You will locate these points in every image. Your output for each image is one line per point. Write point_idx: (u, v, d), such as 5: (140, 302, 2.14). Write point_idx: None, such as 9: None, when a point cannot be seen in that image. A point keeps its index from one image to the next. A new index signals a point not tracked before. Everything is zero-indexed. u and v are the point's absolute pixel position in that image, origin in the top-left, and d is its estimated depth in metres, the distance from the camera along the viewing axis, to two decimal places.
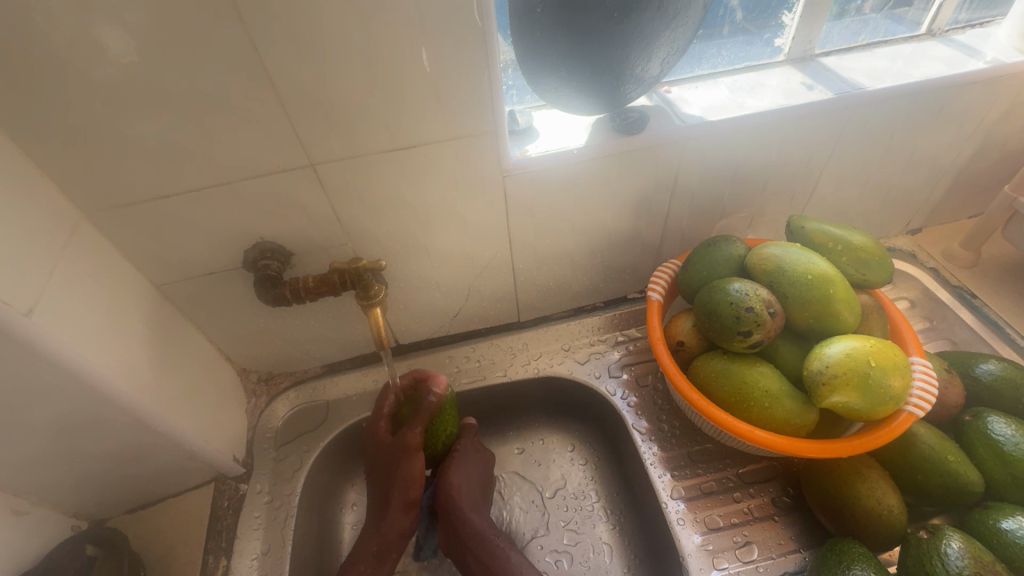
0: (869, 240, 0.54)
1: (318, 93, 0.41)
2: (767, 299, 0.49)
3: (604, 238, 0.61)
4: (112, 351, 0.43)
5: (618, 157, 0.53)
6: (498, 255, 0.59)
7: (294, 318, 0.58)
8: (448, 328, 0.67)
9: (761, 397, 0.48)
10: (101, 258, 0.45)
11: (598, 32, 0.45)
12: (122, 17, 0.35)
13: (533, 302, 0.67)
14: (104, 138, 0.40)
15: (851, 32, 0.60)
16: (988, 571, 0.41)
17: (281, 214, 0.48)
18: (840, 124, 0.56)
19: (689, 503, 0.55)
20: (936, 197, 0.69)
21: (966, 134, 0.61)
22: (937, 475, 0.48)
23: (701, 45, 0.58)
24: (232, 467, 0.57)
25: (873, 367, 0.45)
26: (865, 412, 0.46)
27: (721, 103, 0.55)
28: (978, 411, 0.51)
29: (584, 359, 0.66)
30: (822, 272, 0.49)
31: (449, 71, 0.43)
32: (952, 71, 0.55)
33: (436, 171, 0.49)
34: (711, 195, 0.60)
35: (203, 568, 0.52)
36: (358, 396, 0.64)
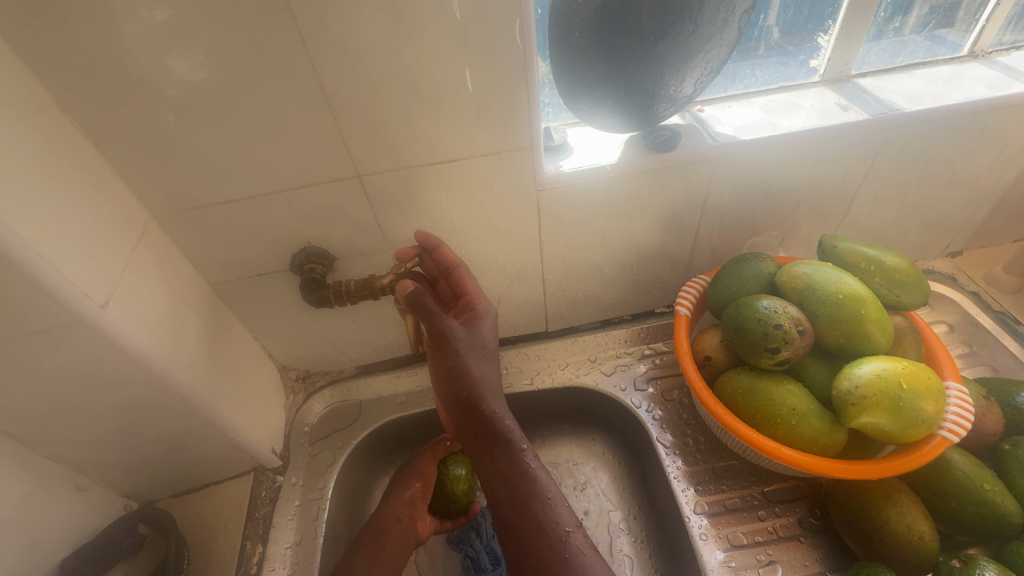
0: (906, 263, 0.53)
1: (368, 110, 0.44)
2: (796, 317, 0.49)
3: (634, 253, 0.62)
4: (171, 342, 0.46)
5: (651, 173, 0.54)
6: (530, 265, 0.61)
7: (333, 319, 0.62)
8: None
9: (787, 414, 0.48)
10: (166, 256, 0.49)
11: (632, 54, 0.47)
12: (198, 40, 0.39)
13: (561, 313, 0.68)
14: (175, 146, 0.44)
15: (888, 54, 0.59)
16: None
17: (327, 221, 0.52)
18: (875, 144, 0.56)
19: (712, 518, 0.54)
20: (977, 220, 0.68)
21: (1009, 156, 0.60)
22: (975, 505, 0.46)
23: (734, 65, 0.58)
24: (270, 459, 0.60)
25: (905, 389, 0.44)
26: (896, 434, 0.46)
27: (754, 122, 0.56)
28: (1019, 440, 0.50)
29: (610, 370, 0.67)
30: (854, 292, 0.49)
31: (489, 90, 0.45)
32: (994, 93, 0.55)
33: (473, 183, 0.51)
34: (742, 213, 0.60)
35: (240, 554, 0.55)
36: (390, 398, 0.67)
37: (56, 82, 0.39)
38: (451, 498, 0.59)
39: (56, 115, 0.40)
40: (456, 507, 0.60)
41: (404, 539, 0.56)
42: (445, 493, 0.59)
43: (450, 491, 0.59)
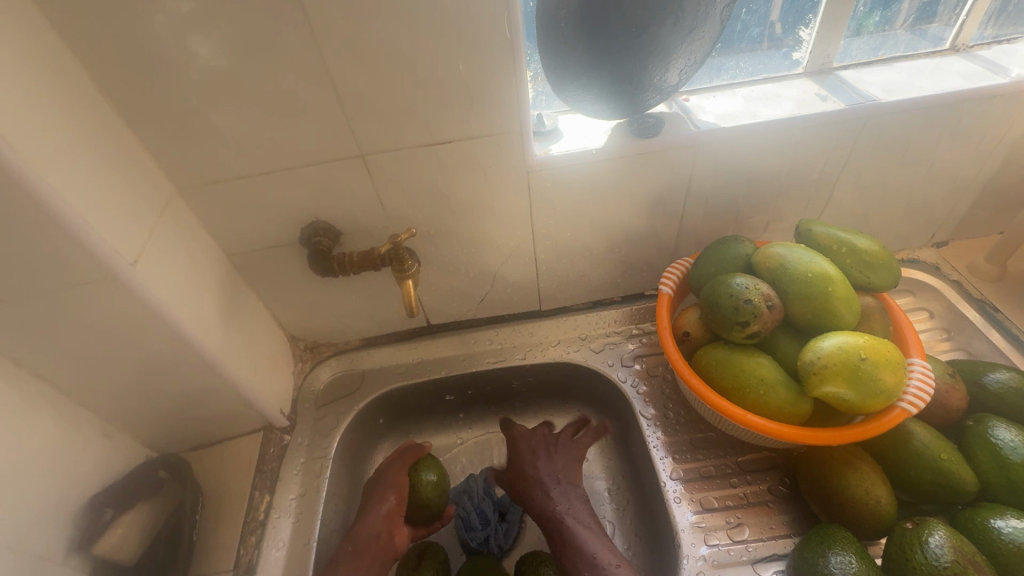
0: (879, 247, 0.56)
1: (370, 94, 0.49)
2: (766, 293, 0.52)
3: (622, 235, 0.66)
4: (191, 301, 0.51)
5: (636, 158, 0.57)
6: (522, 245, 0.65)
7: (339, 291, 0.66)
8: (474, 312, 0.73)
9: (755, 384, 0.52)
10: (187, 226, 0.54)
11: (615, 46, 0.51)
12: (218, 27, 0.43)
13: (553, 293, 0.72)
14: (196, 123, 0.48)
15: (870, 47, 0.62)
16: (967, 563, 0.43)
17: (333, 197, 0.56)
18: (852, 134, 0.58)
19: (686, 484, 0.58)
20: (961, 211, 0.70)
21: (988, 147, 0.62)
22: (931, 473, 0.49)
23: (719, 57, 0.61)
24: (279, 419, 0.65)
25: (865, 361, 0.47)
26: (857, 404, 0.48)
27: (735, 111, 0.59)
28: (982, 417, 0.52)
29: (599, 348, 0.71)
30: (823, 271, 0.52)
31: (482, 76, 0.49)
32: (969, 86, 0.57)
33: (467, 164, 0.55)
34: (725, 199, 0.63)
35: (249, 501, 0.60)
36: (391, 369, 0.72)
37: (94, 62, 0.44)
38: (424, 504, 0.58)
39: (92, 92, 0.45)
40: (432, 512, 0.59)
41: (381, 555, 0.55)
42: (418, 500, 0.58)
43: (422, 496, 0.58)
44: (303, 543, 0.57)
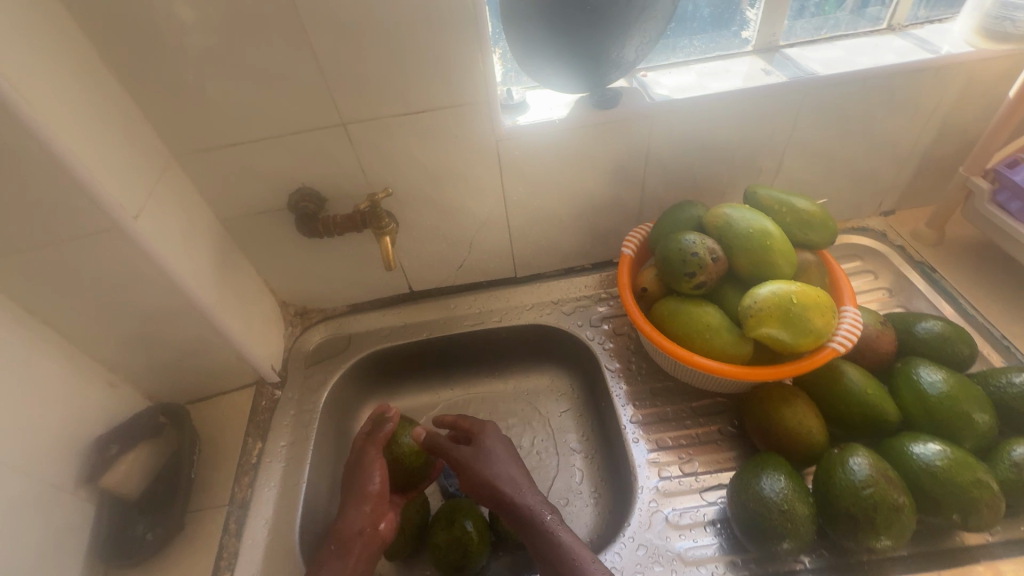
0: (818, 207, 0.61)
1: (350, 66, 0.54)
2: (711, 247, 0.58)
3: (588, 203, 0.71)
4: (188, 257, 0.56)
5: (596, 127, 0.62)
6: (496, 212, 0.70)
7: (326, 257, 0.71)
8: (454, 279, 0.78)
9: (702, 329, 0.57)
10: (183, 190, 0.59)
11: (573, 25, 0.56)
12: (210, 3, 0.48)
13: (527, 260, 0.77)
14: (192, 93, 0.53)
15: (813, 27, 0.67)
16: (885, 481, 0.47)
17: (318, 165, 0.61)
18: (794, 106, 0.64)
19: (644, 426, 0.63)
20: (903, 180, 0.75)
21: (921, 119, 0.67)
22: (858, 406, 0.54)
23: (674, 36, 0.66)
24: (270, 375, 0.70)
25: (795, 304, 0.53)
26: (791, 343, 0.54)
27: (688, 85, 0.64)
28: (910, 360, 0.57)
29: (570, 310, 0.76)
30: (763, 227, 0.57)
31: (451, 50, 0.54)
32: (899, 61, 0.62)
33: (441, 133, 0.60)
34: (682, 168, 0.69)
35: (242, 447, 0.65)
36: (377, 332, 0.77)
37: (99, 36, 0.49)
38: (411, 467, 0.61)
39: (97, 64, 0.50)
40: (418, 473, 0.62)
41: (370, 544, 0.55)
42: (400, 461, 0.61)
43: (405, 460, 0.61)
44: (292, 483, 0.62)
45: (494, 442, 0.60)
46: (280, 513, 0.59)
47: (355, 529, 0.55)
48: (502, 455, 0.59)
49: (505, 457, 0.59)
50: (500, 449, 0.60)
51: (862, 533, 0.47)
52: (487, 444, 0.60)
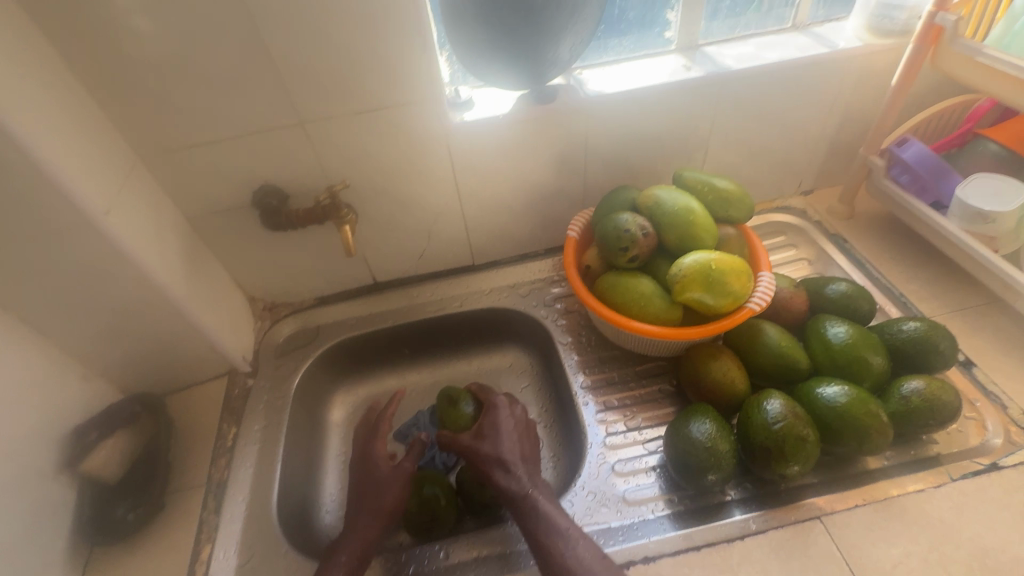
0: (736, 186, 0.69)
1: (305, 69, 0.58)
2: (642, 224, 0.64)
3: (536, 191, 0.77)
4: (158, 251, 0.60)
5: (537, 120, 0.69)
6: (451, 202, 0.75)
7: (291, 252, 0.75)
8: (416, 268, 0.83)
9: (637, 298, 0.64)
10: (150, 189, 0.62)
11: (509, 27, 0.61)
12: (170, 13, 0.52)
13: (484, 248, 0.83)
14: (155, 97, 0.57)
15: (728, 27, 0.75)
16: (793, 418, 0.54)
17: (279, 162, 0.65)
18: (712, 97, 0.72)
19: (593, 390, 0.69)
20: (817, 162, 0.84)
21: (825, 105, 0.76)
22: (774, 358, 0.62)
23: (604, 37, 0.73)
24: (242, 364, 0.73)
25: (714, 270, 0.60)
26: (713, 305, 0.61)
27: (618, 80, 0.71)
28: (822, 318, 0.65)
29: (526, 292, 0.82)
30: (686, 204, 0.64)
31: (398, 51, 0.59)
32: (801, 54, 0.71)
33: (393, 129, 0.65)
34: (619, 155, 0.75)
35: (217, 432, 0.68)
36: (344, 321, 0.81)
37: (64, 46, 0.52)
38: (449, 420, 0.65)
39: (63, 71, 0.53)
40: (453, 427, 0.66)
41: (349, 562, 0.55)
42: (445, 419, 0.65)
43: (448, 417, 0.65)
44: (267, 462, 0.66)
45: (501, 417, 0.61)
46: (256, 489, 0.63)
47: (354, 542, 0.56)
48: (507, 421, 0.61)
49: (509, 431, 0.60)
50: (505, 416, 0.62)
51: (773, 463, 0.54)
52: (491, 421, 0.61)
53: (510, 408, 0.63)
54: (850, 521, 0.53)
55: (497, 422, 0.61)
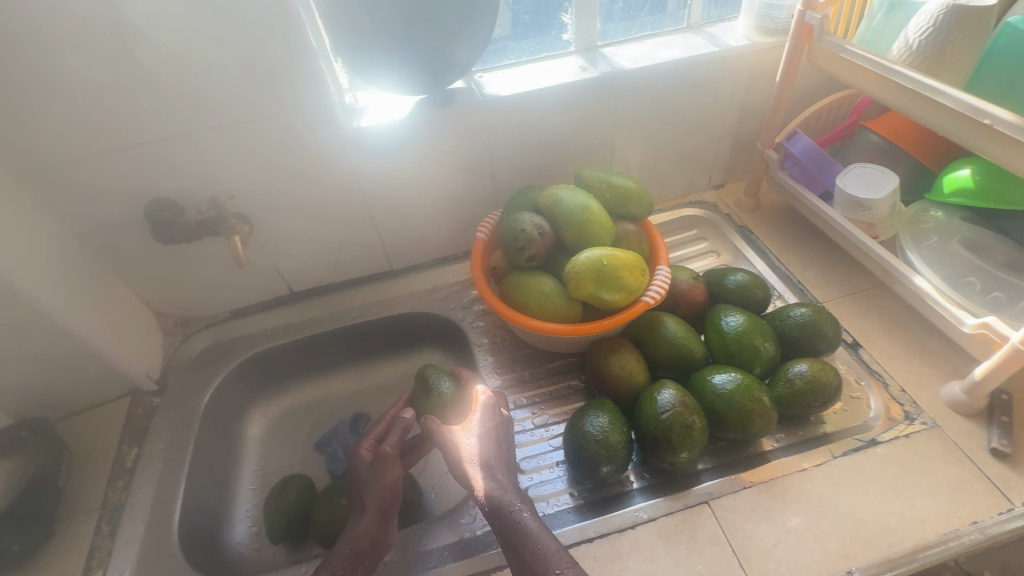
0: (634, 183, 0.70)
1: (181, 79, 0.57)
2: (539, 224, 0.66)
3: (446, 195, 0.77)
4: (35, 271, 0.58)
5: (434, 124, 0.69)
6: (358, 209, 0.75)
7: (196, 265, 0.74)
8: (332, 277, 0.82)
9: (537, 296, 0.64)
10: (28, 207, 0.60)
11: (393, 36, 0.61)
12: (25, 27, 0.50)
13: (400, 253, 0.82)
14: (21, 114, 0.55)
15: (625, 28, 0.77)
16: (683, 407, 0.55)
17: (168, 175, 0.64)
18: (609, 97, 0.73)
19: (505, 390, 0.70)
20: (723, 157, 0.87)
21: (721, 102, 0.79)
22: (671, 349, 0.63)
23: (503, 40, 0.74)
24: (146, 383, 0.72)
25: (605, 264, 0.61)
26: (608, 300, 0.62)
27: (516, 83, 0.72)
28: (723, 310, 0.66)
29: (444, 296, 0.82)
30: (581, 203, 0.66)
31: (278, 60, 0.59)
32: (691, 54, 0.73)
33: (286, 138, 0.65)
34: (525, 156, 0.77)
35: (116, 454, 0.66)
36: (259, 333, 0.80)
37: None
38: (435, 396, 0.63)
39: None
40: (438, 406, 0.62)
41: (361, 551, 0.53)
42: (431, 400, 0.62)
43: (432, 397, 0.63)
44: (169, 482, 0.64)
45: (483, 420, 0.58)
46: (155, 511, 0.62)
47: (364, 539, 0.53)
48: (489, 427, 0.58)
49: (493, 438, 0.57)
50: (489, 419, 0.58)
51: (664, 452, 0.55)
52: (468, 425, 0.58)
53: (498, 412, 0.59)
54: (736, 503, 0.54)
55: (471, 426, 0.58)
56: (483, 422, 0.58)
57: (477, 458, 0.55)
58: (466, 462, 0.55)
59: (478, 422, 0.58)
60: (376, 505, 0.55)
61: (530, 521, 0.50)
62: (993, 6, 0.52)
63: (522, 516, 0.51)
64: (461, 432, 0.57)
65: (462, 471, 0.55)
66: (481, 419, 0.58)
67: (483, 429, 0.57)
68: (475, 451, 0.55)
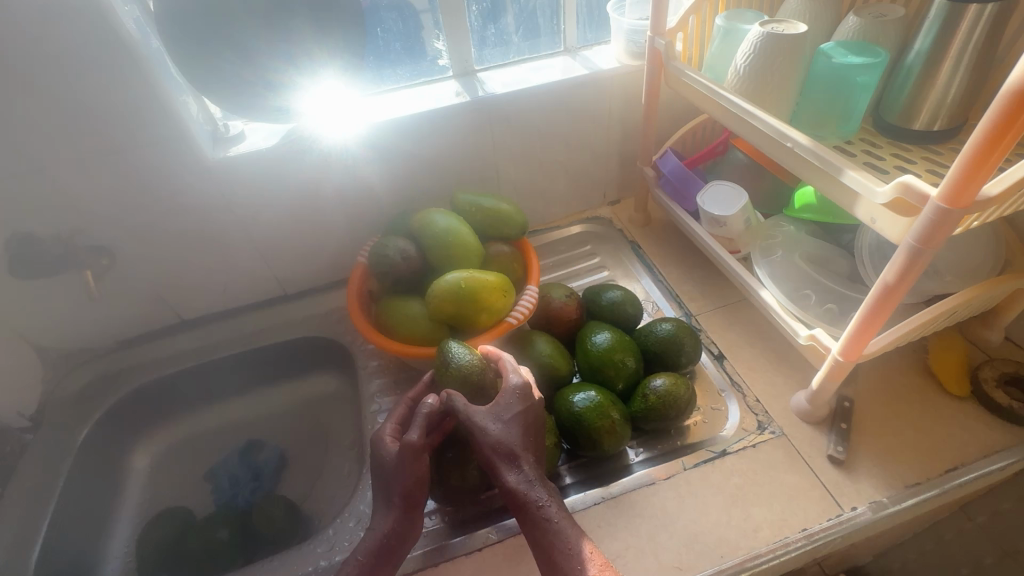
0: (506, 205, 0.72)
1: (25, 112, 0.57)
2: (403, 248, 0.66)
3: (330, 219, 0.77)
4: None
5: (304, 152, 0.69)
6: (238, 235, 0.74)
7: (71, 296, 0.71)
8: (224, 303, 0.81)
9: (403, 319, 0.65)
10: None
11: (240, 73, 0.62)
12: None
13: (291, 278, 0.82)
14: None
15: (501, 53, 0.79)
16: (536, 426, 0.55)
17: (25, 206, 0.62)
18: (485, 120, 0.75)
19: (384, 413, 0.71)
20: (613, 173, 0.89)
21: (601, 121, 0.81)
22: (535, 367, 0.64)
23: (375, 66, 0.76)
24: (17, 420, 0.69)
25: (462, 286, 0.62)
26: (470, 321, 0.63)
27: (389, 109, 0.73)
28: (596, 328, 0.66)
29: (337, 319, 0.82)
30: (446, 226, 0.67)
31: (126, 90, 0.59)
32: (562, 77, 0.75)
33: (148, 166, 0.64)
34: (407, 179, 0.77)
35: None
36: (147, 363, 0.77)
37: None
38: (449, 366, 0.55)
39: None
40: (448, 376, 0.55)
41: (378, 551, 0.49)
42: (458, 375, 0.54)
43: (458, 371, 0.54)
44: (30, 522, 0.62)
45: (507, 402, 0.52)
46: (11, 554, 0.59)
47: (379, 536, 0.49)
48: (512, 412, 0.51)
49: (523, 424, 0.51)
50: (512, 403, 0.52)
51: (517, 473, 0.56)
52: (495, 407, 0.51)
53: (521, 395, 0.52)
54: (583, 520, 0.55)
55: (501, 408, 0.51)
56: (510, 407, 0.51)
57: (503, 448, 0.49)
58: (493, 451, 0.49)
59: (504, 407, 0.51)
60: (392, 501, 0.50)
61: (562, 517, 0.47)
62: (804, 34, 0.55)
63: (553, 514, 0.47)
64: (500, 417, 0.51)
65: (486, 457, 0.50)
66: (505, 403, 0.51)
67: (510, 414, 0.51)
68: (496, 440, 0.49)
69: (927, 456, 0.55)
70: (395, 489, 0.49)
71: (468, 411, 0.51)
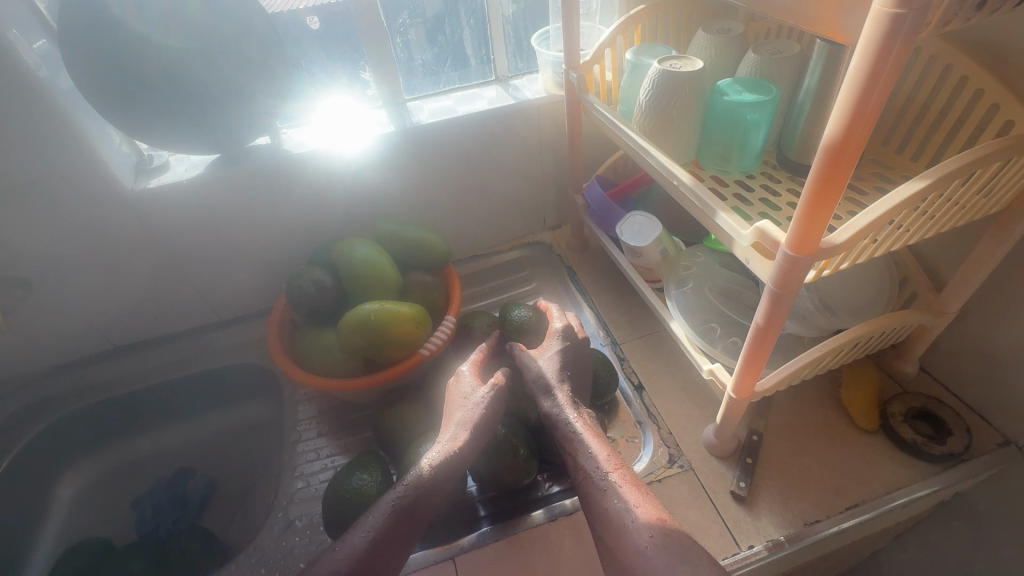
0: (431, 234, 0.73)
1: None
2: (319, 277, 0.66)
3: (261, 247, 0.78)
4: None
5: (228, 182, 0.69)
6: (167, 263, 0.74)
7: None
8: (156, 329, 0.81)
9: (318, 351, 0.65)
10: None
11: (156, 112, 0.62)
12: None
13: (225, 304, 0.82)
14: None
15: (430, 83, 0.80)
16: None
17: None
18: (414, 149, 0.75)
19: (305, 442, 0.71)
20: (550, 199, 0.89)
21: (533, 149, 0.82)
22: None
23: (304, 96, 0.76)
24: None
25: (370, 318, 0.61)
26: (380, 354, 0.63)
27: (315, 139, 0.73)
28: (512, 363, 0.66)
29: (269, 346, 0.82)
30: (362, 256, 0.67)
31: (40, 124, 0.59)
32: (490, 106, 0.76)
33: (70, 197, 0.65)
34: (338, 207, 0.78)
35: None
36: (75, 392, 0.77)
37: None
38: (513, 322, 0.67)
39: None
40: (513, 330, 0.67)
41: (419, 501, 0.50)
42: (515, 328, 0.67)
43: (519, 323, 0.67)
44: None
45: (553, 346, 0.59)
46: None
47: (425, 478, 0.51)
48: (563, 357, 0.58)
49: (572, 368, 0.58)
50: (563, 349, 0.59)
51: None
52: (542, 350, 0.59)
53: (568, 338, 0.60)
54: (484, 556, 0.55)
55: (547, 349, 0.59)
56: (562, 353, 0.58)
57: (546, 382, 0.56)
58: (540, 384, 0.56)
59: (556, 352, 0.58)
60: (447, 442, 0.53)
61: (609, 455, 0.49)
62: (701, 71, 0.55)
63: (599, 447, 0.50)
64: (546, 355, 0.58)
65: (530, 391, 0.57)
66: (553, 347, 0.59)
67: (563, 357, 0.58)
68: (540, 373, 0.57)
69: (829, 492, 0.55)
70: (467, 423, 0.54)
71: (520, 353, 0.60)
